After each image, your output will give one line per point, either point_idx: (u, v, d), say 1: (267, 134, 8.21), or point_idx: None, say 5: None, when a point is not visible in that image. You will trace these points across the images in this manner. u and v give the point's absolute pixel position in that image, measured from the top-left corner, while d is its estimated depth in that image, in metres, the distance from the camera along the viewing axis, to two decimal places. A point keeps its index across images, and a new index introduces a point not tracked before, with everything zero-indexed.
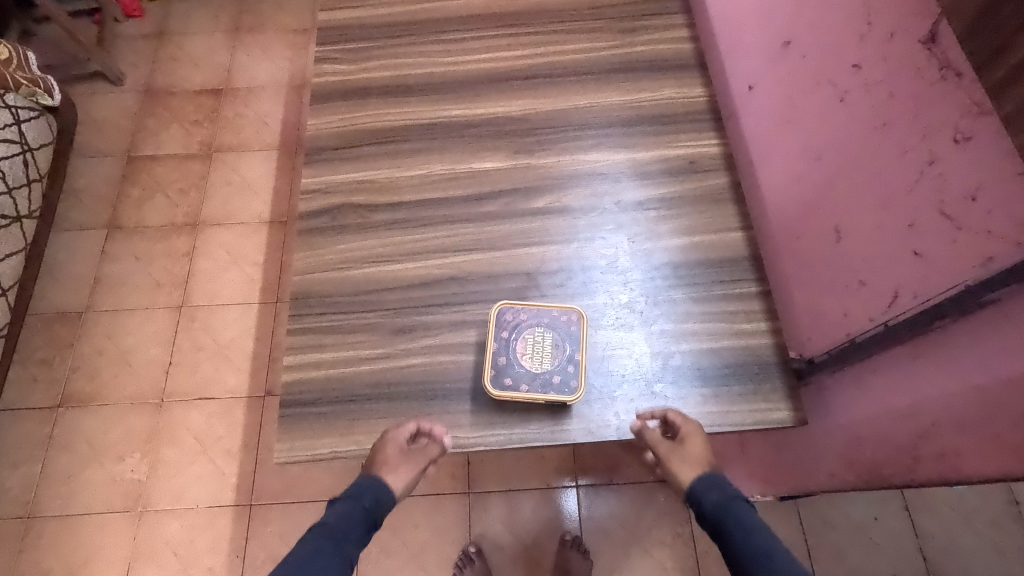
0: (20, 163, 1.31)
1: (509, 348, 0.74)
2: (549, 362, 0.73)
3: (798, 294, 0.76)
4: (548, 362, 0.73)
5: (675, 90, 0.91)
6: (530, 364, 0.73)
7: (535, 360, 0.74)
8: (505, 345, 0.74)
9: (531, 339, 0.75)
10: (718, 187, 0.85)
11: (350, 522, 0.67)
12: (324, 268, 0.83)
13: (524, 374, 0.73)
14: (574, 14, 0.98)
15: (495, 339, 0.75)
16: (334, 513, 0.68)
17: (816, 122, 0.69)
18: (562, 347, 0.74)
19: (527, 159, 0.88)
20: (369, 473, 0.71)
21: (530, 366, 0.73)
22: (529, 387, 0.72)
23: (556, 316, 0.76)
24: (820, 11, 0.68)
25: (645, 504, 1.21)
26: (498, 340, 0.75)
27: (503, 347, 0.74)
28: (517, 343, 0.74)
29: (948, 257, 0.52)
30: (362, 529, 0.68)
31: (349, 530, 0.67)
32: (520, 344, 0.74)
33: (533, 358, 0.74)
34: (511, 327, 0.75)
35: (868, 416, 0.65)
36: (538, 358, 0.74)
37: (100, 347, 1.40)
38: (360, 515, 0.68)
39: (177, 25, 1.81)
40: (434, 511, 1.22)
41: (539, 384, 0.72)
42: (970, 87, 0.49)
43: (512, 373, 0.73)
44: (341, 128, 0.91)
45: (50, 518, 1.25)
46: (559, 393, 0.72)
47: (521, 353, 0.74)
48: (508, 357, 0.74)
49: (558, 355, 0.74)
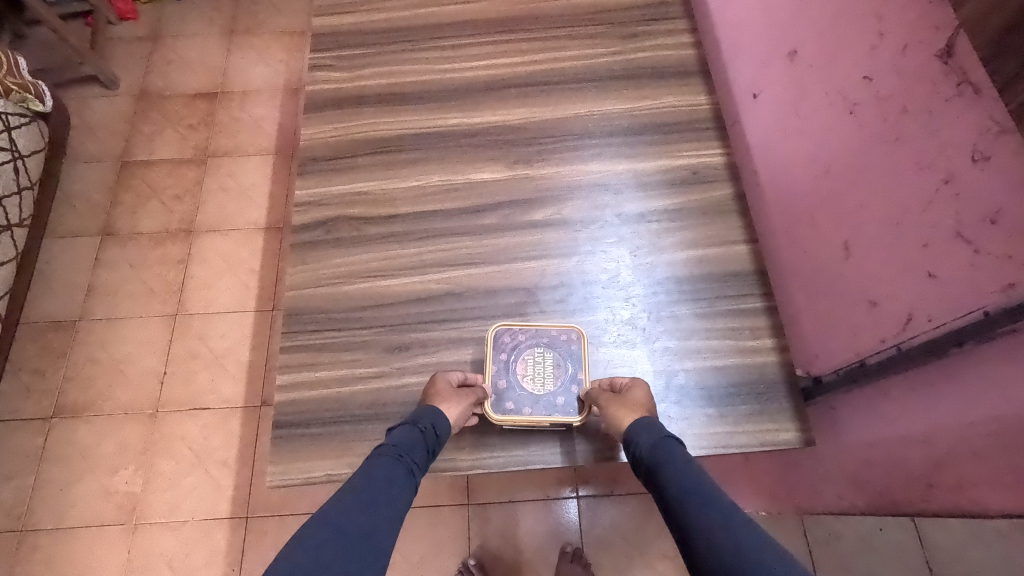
0: (11, 170, 1.29)
1: (509, 371, 0.73)
2: (551, 383, 0.72)
3: (805, 310, 0.74)
4: (549, 383, 0.72)
5: (678, 98, 0.89)
6: (531, 386, 0.72)
7: (537, 381, 0.72)
8: (505, 367, 0.73)
9: (531, 360, 0.73)
10: (722, 199, 0.83)
11: (407, 445, 0.64)
12: (318, 283, 0.80)
13: (526, 397, 0.72)
14: (575, 19, 0.96)
15: (494, 362, 0.73)
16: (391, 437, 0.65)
17: (823, 133, 0.67)
18: (563, 367, 0.73)
19: (526, 170, 0.85)
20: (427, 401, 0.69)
21: (531, 389, 0.72)
22: (532, 410, 0.71)
23: (555, 336, 0.74)
24: (828, 20, 0.65)
25: (647, 516, 1.19)
26: (497, 362, 0.73)
27: (502, 370, 0.73)
28: (516, 365, 0.73)
29: (964, 281, 0.50)
30: (421, 453, 0.65)
31: (408, 449, 0.64)
32: (519, 365, 0.73)
33: (533, 379, 0.72)
34: (509, 349, 0.74)
35: (878, 439, 0.63)
36: (539, 380, 0.72)
37: (94, 356, 1.38)
38: (418, 437, 0.65)
39: (172, 27, 1.78)
40: (434, 524, 1.20)
41: (541, 407, 0.71)
42: (989, 105, 0.47)
43: (514, 397, 0.72)
44: (336, 138, 0.89)
45: (43, 531, 1.23)
46: (564, 415, 0.71)
47: (521, 374, 0.73)
48: (508, 381, 0.72)
49: (560, 375, 0.73)
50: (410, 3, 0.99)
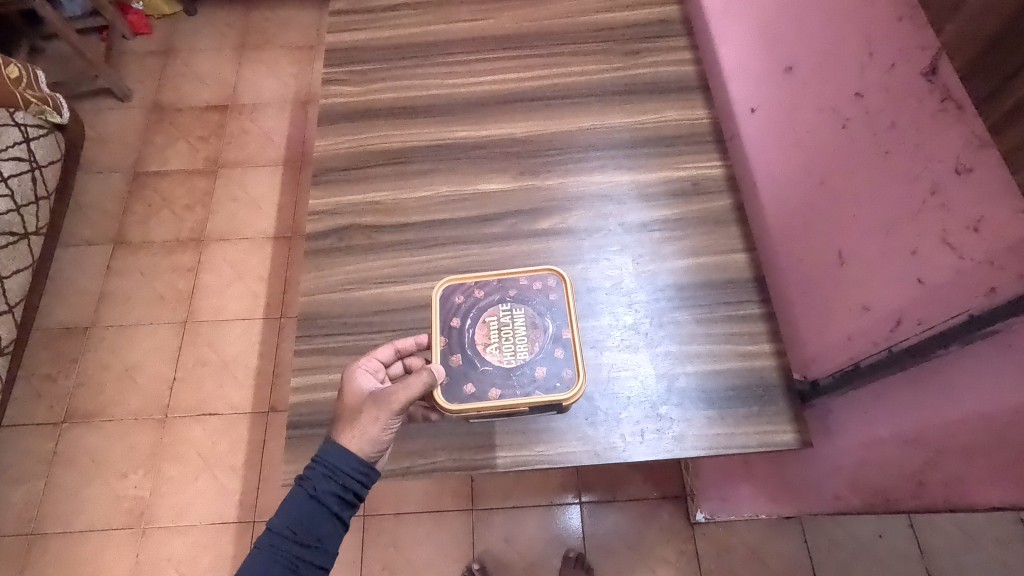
0: (29, 180, 1.32)
1: (467, 346, 0.71)
2: (523, 353, 0.71)
3: (802, 315, 0.77)
4: (522, 352, 0.71)
5: (678, 112, 0.93)
6: (498, 360, 0.70)
7: (503, 354, 0.71)
8: (462, 342, 0.71)
9: (493, 331, 0.72)
10: (721, 209, 0.86)
11: (310, 514, 0.60)
12: (330, 289, 0.83)
13: (495, 375, 0.70)
14: (579, 37, 0.99)
15: (449, 335, 0.72)
16: (283, 509, 0.60)
17: (818, 146, 0.70)
18: (537, 330, 0.72)
19: (532, 180, 0.89)
20: (331, 438, 0.63)
21: (499, 363, 0.70)
22: (503, 390, 0.69)
23: (529, 297, 0.74)
24: (821, 38, 0.68)
25: (648, 522, 1.21)
26: (453, 335, 0.72)
27: (460, 344, 0.71)
28: (474, 333, 0.72)
29: (950, 286, 0.53)
30: (330, 513, 0.61)
31: (302, 527, 0.59)
32: (479, 336, 0.72)
33: (499, 351, 0.71)
34: (466, 317, 0.73)
35: (875, 438, 0.67)
36: (504, 353, 0.71)
37: (105, 362, 1.40)
38: (321, 501, 0.61)
39: (184, 42, 1.83)
40: (437, 529, 1.21)
41: (515, 384, 0.69)
42: (971, 120, 0.50)
43: (480, 378, 0.70)
44: (348, 150, 0.93)
45: (53, 535, 1.24)
46: (544, 391, 0.69)
47: (483, 346, 0.71)
48: (468, 357, 0.71)
49: (534, 340, 0.71)
50: (420, 20, 1.03)
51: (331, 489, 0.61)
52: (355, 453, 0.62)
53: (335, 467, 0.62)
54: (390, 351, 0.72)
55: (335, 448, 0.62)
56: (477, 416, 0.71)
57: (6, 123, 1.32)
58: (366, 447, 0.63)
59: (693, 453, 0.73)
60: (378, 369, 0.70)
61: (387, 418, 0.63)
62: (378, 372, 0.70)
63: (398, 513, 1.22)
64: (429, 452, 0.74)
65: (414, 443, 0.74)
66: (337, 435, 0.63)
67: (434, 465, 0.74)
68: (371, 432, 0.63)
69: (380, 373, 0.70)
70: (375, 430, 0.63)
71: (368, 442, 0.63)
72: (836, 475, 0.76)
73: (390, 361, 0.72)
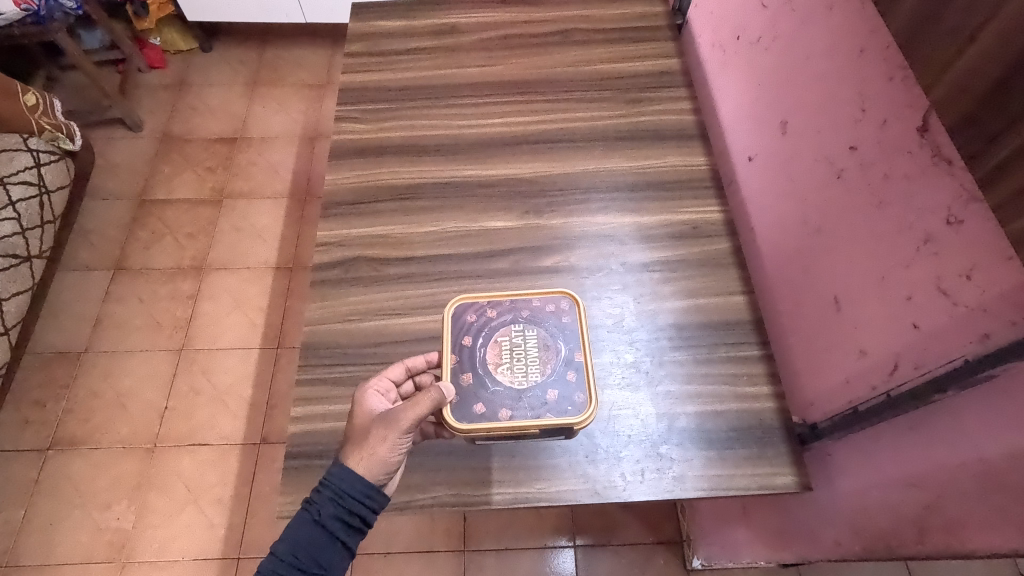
0: (36, 204, 1.34)
1: (479, 365, 0.72)
2: (535, 374, 0.71)
3: (800, 360, 0.78)
4: (534, 374, 0.71)
5: (679, 158, 0.97)
6: (509, 381, 0.71)
7: (516, 375, 0.71)
8: (473, 362, 0.72)
9: (505, 349, 0.73)
10: (720, 253, 0.88)
11: (313, 538, 0.59)
12: (333, 320, 0.84)
13: (505, 396, 0.70)
14: (582, 84, 1.04)
15: (461, 349, 0.73)
16: (287, 531, 0.59)
17: (815, 196, 0.73)
18: (553, 351, 0.73)
19: (536, 220, 0.91)
20: (339, 460, 0.63)
21: (510, 384, 0.71)
22: (513, 411, 0.69)
23: (546, 316, 0.75)
24: (815, 94, 0.71)
25: (643, 567, 1.18)
26: (464, 351, 0.73)
27: (468, 362, 0.72)
28: (485, 352, 0.73)
29: (946, 332, 0.54)
30: (334, 538, 0.60)
31: (305, 552, 0.58)
32: (490, 355, 0.73)
33: (512, 373, 0.71)
34: (477, 334, 0.74)
35: (877, 484, 0.67)
36: (517, 376, 0.71)
37: (97, 389, 1.38)
38: (324, 525, 0.60)
39: (198, 76, 1.89)
40: (427, 570, 1.18)
41: (526, 406, 0.69)
42: (961, 174, 0.52)
43: (490, 398, 0.70)
44: (356, 184, 0.95)
45: (28, 568, 1.20)
46: (555, 415, 0.69)
47: (494, 366, 0.72)
48: (479, 378, 0.71)
49: (549, 362, 0.72)
50: (432, 64, 1.07)
51: (336, 512, 0.60)
52: (365, 476, 0.62)
53: (342, 491, 0.61)
54: (400, 370, 0.73)
55: (344, 471, 0.61)
56: (486, 435, 0.71)
57: (19, 149, 1.34)
58: (376, 469, 0.62)
59: (693, 494, 0.72)
60: (389, 389, 0.71)
61: (397, 438, 0.62)
62: (389, 392, 0.71)
63: (387, 553, 1.19)
64: (429, 487, 0.73)
65: (414, 476, 0.74)
66: (346, 457, 0.63)
67: (433, 500, 0.73)
68: (380, 452, 0.62)
69: (390, 393, 0.71)
70: (384, 451, 0.62)
71: (377, 465, 0.62)
72: (835, 520, 0.77)
73: (401, 379, 0.73)
